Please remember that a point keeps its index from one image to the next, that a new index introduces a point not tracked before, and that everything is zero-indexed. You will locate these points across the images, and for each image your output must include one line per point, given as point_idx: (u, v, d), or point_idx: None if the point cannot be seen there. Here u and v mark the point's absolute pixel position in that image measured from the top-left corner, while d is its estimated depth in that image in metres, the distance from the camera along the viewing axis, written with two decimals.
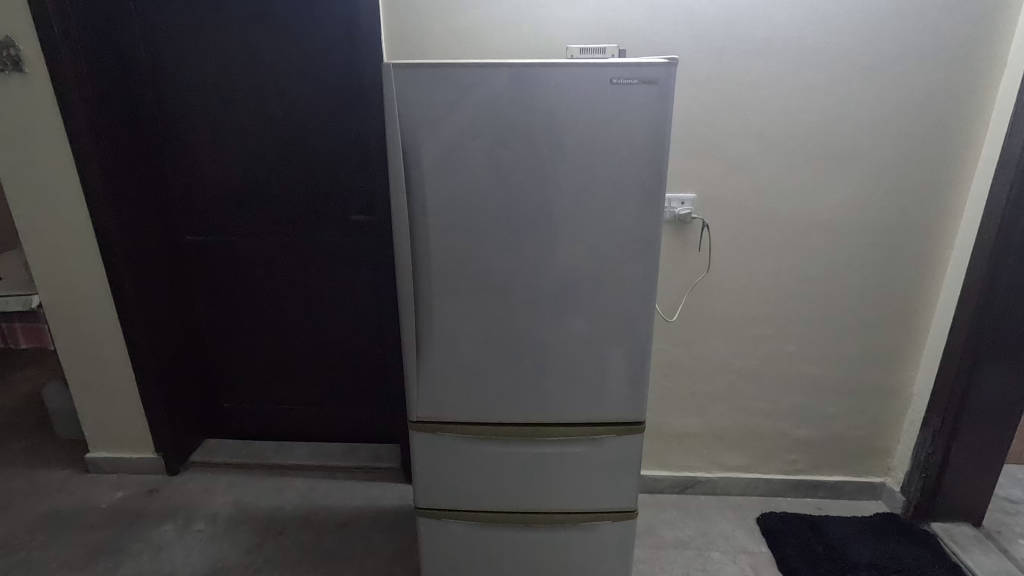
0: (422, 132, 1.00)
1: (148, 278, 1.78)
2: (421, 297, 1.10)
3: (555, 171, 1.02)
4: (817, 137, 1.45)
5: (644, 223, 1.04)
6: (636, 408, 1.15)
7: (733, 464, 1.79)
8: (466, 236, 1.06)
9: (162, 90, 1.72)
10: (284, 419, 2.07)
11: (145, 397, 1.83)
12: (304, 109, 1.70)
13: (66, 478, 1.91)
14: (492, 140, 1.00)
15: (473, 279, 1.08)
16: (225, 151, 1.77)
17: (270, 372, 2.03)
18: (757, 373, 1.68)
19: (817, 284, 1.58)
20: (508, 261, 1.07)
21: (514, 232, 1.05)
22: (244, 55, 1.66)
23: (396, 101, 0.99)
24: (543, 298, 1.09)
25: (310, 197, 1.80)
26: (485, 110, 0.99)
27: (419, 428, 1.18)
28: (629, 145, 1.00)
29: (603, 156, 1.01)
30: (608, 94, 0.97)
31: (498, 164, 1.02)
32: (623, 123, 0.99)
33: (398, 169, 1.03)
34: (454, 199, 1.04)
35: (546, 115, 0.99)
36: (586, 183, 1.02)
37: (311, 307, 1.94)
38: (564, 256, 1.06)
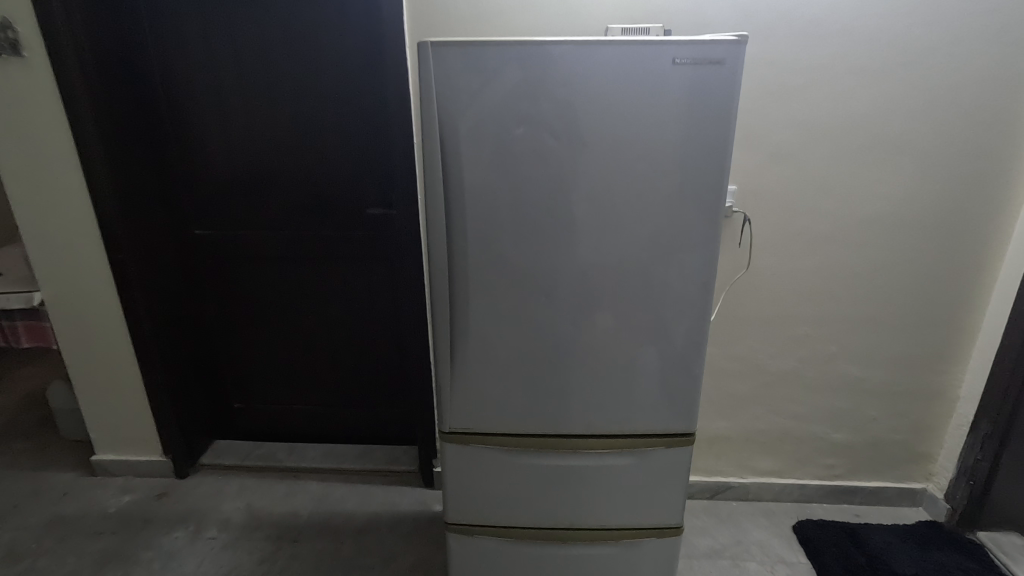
0: (461, 117, 0.92)
1: (155, 274, 1.70)
2: (456, 300, 1.02)
3: (608, 161, 0.93)
4: (872, 125, 1.36)
5: (706, 220, 0.96)
6: (684, 418, 1.08)
7: (767, 470, 1.71)
8: (508, 233, 0.97)
9: (169, 75, 1.63)
10: (297, 421, 2.00)
11: (153, 397, 1.76)
12: (320, 96, 1.61)
13: (72, 481, 1.84)
14: (538, 128, 0.92)
15: (513, 280, 1.00)
16: (236, 140, 1.68)
17: (284, 372, 1.96)
18: (795, 374, 1.60)
19: (863, 280, 1.49)
20: (554, 260, 0.99)
21: (560, 228, 0.97)
22: (256, 38, 1.57)
23: (432, 83, 0.91)
24: (586, 300, 1.01)
25: (326, 190, 1.71)
26: (530, 92, 0.90)
27: (451, 438, 1.10)
28: (693, 132, 0.91)
29: (664, 145, 0.92)
30: (671, 75, 0.89)
31: (545, 154, 0.93)
32: (687, 107, 0.90)
33: (433, 159, 0.95)
34: (495, 192, 0.95)
35: (600, 99, 0.90)
36: (642, 175, 0.94)
37: (326, 303, 1.87)
38: (616, 256, 0.98)
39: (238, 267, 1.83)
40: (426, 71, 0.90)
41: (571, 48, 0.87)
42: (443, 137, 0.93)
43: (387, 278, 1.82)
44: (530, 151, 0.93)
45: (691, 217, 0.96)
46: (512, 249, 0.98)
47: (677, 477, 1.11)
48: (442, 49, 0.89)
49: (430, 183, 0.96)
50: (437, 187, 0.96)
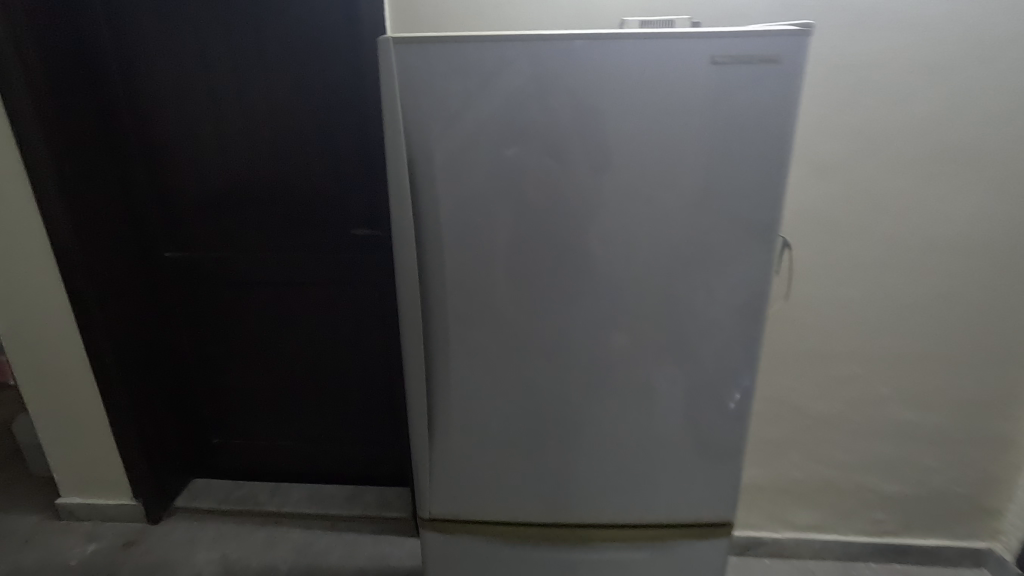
0: (431, 133, 0.80)
1: (120, 301, 1.54)
2: (434, 342, 0.90)
3: (607, 179, 0.80)
4: (936, 134, 1.15)
5: (724, 243, 0.83)
6: (700, 471, 0.97)
7: (805, 524, 1.50)
8: (491, 265, 0.85)
9: (132, 82, 1.46)
10: (282, 459, 1.83)
11: (119, 435, 1.60)
12: (299, 103, 1.44)
13: (35, 526, 1.69)
14: (523, 143, 0.79)
15: (498, 317, 0.88)
16: (207, 152, 1.51)
17: (267, 406, 1.79)
18: (839, 419, 1.39)
19: (922, 312, 1.28)
20: (545, 295, 0.86)
21: (552, 261, 0.84)
22: (227, 40, 1.40)
23: (394, 93, 0.78)
24: (588, 349, 0.89)
25: (308, 208, 1.54)
26: (512, 101, 0.77)
27: (433, 492, 1.00)
28: (708, 140, 0.78)
29: (674, 158, 0.79)
30: (679, 72, 0.75)
31: (531, 172, 0.81)
32: (700, 112, 0.76)
33: (401, 182, 0.82)
34: (476, 219, 0.83)
35: (594, 107, 0.77)
36: (647, 196, 0.81)
37: (311, 332, 1.69)
38: (618, 288, 0.86)
39: (215, 293, 1.67)
40: (387, 80, 0.78)
41: (558, 47, 0.74)
42: (410, 156, 0.81)
43: (377, 305, 1.64)
44: (514, 169, 0.80)
45: (705, 240, 0.83)
46: (497, 283, 0.86)
47: (687, 540, 1.01)
48: (405, 53, 0.76)
49: (397, 210, 0.84)
50: (407, 214, 0.84)
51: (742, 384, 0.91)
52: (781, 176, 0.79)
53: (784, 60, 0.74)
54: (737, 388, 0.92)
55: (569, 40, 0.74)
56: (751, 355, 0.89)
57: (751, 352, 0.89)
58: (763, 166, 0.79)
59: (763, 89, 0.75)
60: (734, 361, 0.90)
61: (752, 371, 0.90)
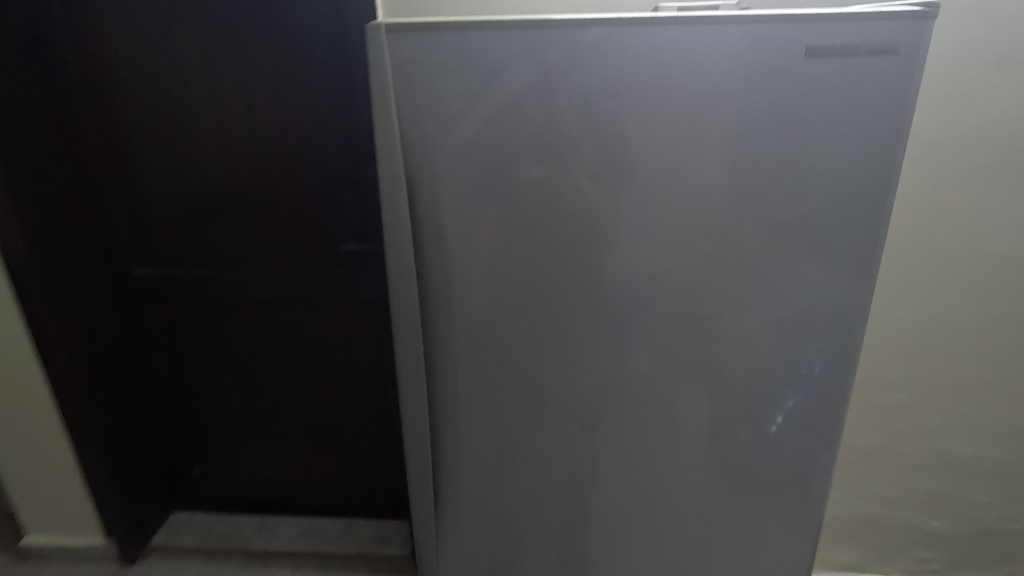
0: (428, 150, 0.67)
1: (86, 324, 1.39)
2: (438, 392, 0.78)
3: (637, 199, 0.68)
4: (1006, 136, 1.01)
5: (773, 268, 0.71)
6: (741, 527, 0.85)
7: (843, 562, 1.37)
8: (503, 301, 0.73)
9: (96, 86, 1.32)
10: (269, 490, 1.68)
11: (88, 471, 1.44)
12: (283, 106, 1.30)
13: None
14: (535, 156, 0.66)
15: (510, 364, 0.75)
16: (180, 160, 1.37)
17: (252, 432, 1.64)
18: (883, 451, 1.25)
19: (983, 335, 1.14)
20: (567, 335, 0.74)
21: (568, 290, 0.72)
22: (202, 39, 1.27)
23: (386, 104, 0.65)
24: (613, 390, 0.77)
25: (291, 218, 1.40)
26: (520, 105, 0.64)
27: (440, 556, 0.88)
28: (752, 147, 0.66)
29: (715, 172, 0.67)
30: (713, 67, 0.63)
31: (545, 190, 0.68)
32: (742, 115, 0.65)
33: (398, 211, 0.69)
34: (484, 249, 0.71)
35: (617, 113, 0.65)
36: (683, 218, 0.69)
37: (298, 352, 1.55)
38: (650, 325, 0.73)
39: (193, 314, 1.52)
40: (376, 88, 0.65)
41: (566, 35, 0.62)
42: (407, 178, 0.68)
43: (370, 322, 1.50)
44: (525, 186, 0.68)
45: (750, 258, 0.71)
46: (510, 321, 0.74)
47: None
48: (394, 55, 0.63)
49: (392, 243, 0.71)
50: (406, 246, 0.71)
51: (786, 409, 0.79)
52: (837, 185, 0.68)
53: (839, 48, 0.63)
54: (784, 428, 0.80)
55: (583, 27, 0.61)
56: (799, 387, 0.78)
57: (800, 385, 0.77)
58: (820, 171, 0.67)
59: (814, 80, 0.64)
60: (780, 396, 0.78)
61: (799, 400, 0.78)
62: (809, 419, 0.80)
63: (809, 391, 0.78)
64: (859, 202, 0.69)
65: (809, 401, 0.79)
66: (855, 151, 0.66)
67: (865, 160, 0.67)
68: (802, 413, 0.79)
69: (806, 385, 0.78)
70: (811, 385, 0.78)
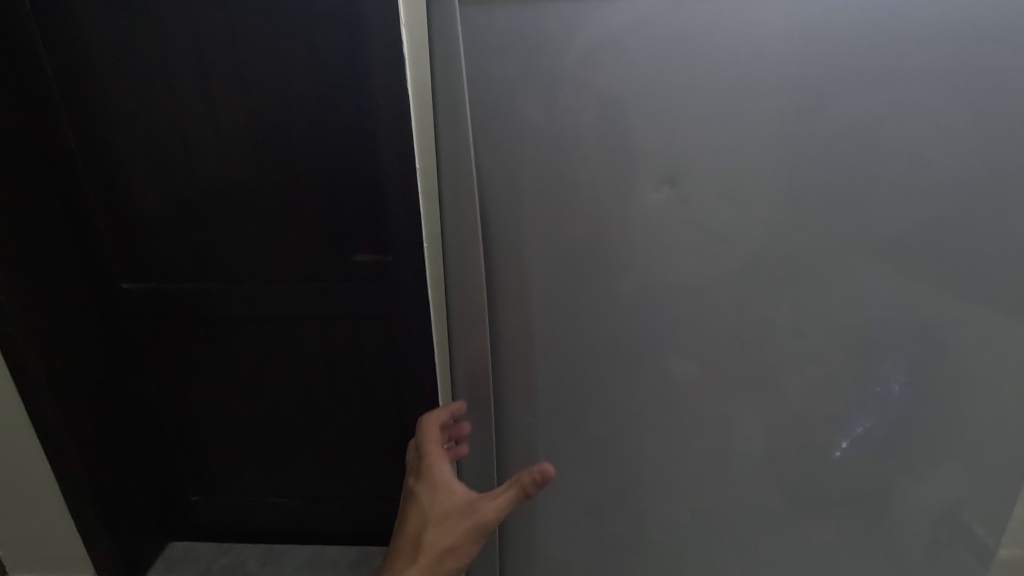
0: (500, 167, 0.52)
1: (70, 342, 1.27)
2: (506, 462, 0.62)
3: (725, 222, 0.51)
4: None
5: (886, 305, 0.54)
6: None
7: None
8: (587, 354, 0.56)
9: (74, 85, 1.21)
10: (275, 516, 1.57)
11: (74, 504, 1.32)
12: (288, 106, 1.20)
13: None
14: (584, 165, 0.50)
15: (566, 425, 0.60)
16: (174, 164, 1.27)
17: (253, 455, 1.52)
18: None
19: None
20: (661, 394, 0.57)
21: (598, 304, 0.55)
22: (196, 37, 1.16)
23: (457, 111, 0.51)
24: (643, 422, 0.59)
25: (296, 223, 1.29)
26: (532, 95, 0.49)
27: None
28: (844, 145, 0.49)
29: (806, 188, 0.50)
30: (792, 45, 0.47)
31: (579, 209, 0.52)
32: (836, 109, 0.48)
33: (468, 248, 0.54)
34: (553, 289, 0.54)
35: (687, 111, 0.48)
36: (762, 241, 0.52)
37: (303, 368, 1.43)
38: (724, 379, 0.57)
39: (186, 331, 1.40)
40: (444, 91, 0.50)
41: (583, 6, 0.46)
42: (490, 209, 0.53)
43: (382, 336, 1.37)
44: (545, 181, 0.51)
45: (822, 254, 0.52)
46: (590, 379, 0.57)
47: None
48: (468, 46, 0.49)
49: (457, 288, 0.56)
50: (483, 293, 0.55)
51: (856, 435, 0.58)
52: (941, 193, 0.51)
53: (1002, 28, 0.46)
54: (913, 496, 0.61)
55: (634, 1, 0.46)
56: (874, 409, 0.58)
57: (875, 407, 0.58)
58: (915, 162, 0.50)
59: (924, 65, 0.47)
60: (850, 422, 0.58)
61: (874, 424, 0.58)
62: (926, 474, 0.60)
63: (891, 415, 0.58)
64: (967, 216, 0.52)
65: (888, 425, 0.58)
66: (965, 162, 0.50)
67: (971, 161, 0.50)
68: (875, 438, 0.59)
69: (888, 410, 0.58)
70: (884, 407, 0.58)
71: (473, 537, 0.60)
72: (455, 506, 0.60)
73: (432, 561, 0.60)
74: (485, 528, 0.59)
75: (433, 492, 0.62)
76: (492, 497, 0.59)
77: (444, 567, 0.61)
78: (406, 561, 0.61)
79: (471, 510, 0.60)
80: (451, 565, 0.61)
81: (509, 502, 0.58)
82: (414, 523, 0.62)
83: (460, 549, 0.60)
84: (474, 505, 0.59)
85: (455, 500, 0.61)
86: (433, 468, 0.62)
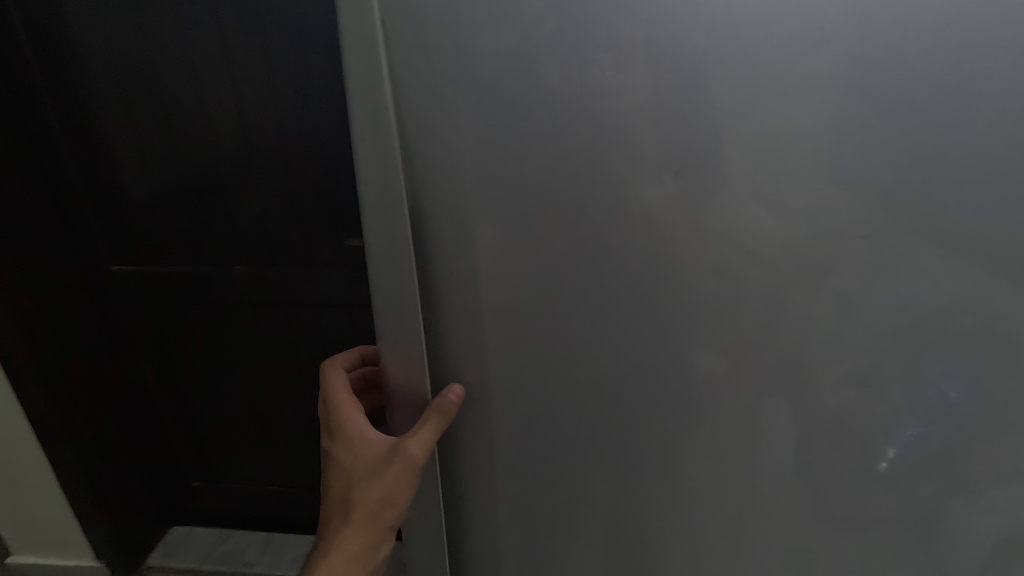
0: (474, 182, 0.43)
1: (60, 328, 1.24)
2: (471, 510, 0.54)
3: (803, 248, 0.42)
4: None
5: (985, 334, 0.43)
6: None
7: None
8: (596, 362, 0.46)
9: (55, 65, 1.16)
10: (273, 505, 1.53)
11: (69, 489, 1.31)
12: (276, 82, 1.11)
13: None
14: (630, 178, 0.41)
15: (615, 488, 0.50)
16: (159, 142, 1.20)
17: (250, 443, 1.48)
18: None
19: None
20: (720, 448, 0.48)
21: (598, 292, 0.44)
22: (177, 10, 1.09)
23: (438, 99, 0.41)
24: (633, 418, 0.48)
25: (289, 205, 1.20)
26: (550, 72, 0.39)
27: None
28: (943, 152, 0.40)
29: (886, 192, 0.41)
30: (877, 20, 0.37)
31: (629, 230, 0.43)
32: (936, 108, 0.39)
33: (399, 283, 0.46)
34: (585, 328, 0.45)
35: (751, 116, 0.39)
36: (854, 270, 0.43)
37: (298, 357, 1.37)
38: (795, 433, 0.47)
39: (179, 315, 1.36)
40: None
41: None
42: (455, 232, 0.45)
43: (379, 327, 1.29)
44: (546, 162, 0.41)
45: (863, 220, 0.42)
46: (620, 411, 0.48)
47: None
48: (405, 39, 0.40)
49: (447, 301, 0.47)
50: (457, 326, 0.48)
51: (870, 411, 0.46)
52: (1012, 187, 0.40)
53: None
54: (966, 528, 0.49)
55: None
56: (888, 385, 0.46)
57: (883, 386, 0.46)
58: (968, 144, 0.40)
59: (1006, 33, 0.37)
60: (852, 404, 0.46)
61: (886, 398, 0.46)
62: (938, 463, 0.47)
63: (909, 391, 0.46)
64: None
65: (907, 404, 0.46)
66: None
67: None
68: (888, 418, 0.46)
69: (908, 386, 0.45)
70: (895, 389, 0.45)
71: (404, 480, 0.51)
72: (379, 454, 0.52)
73: (370, 514, 0.53)
74: (414, 468, 0.50)
75: (357, 447, 0.53)
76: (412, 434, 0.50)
77: (386, 519, 0.53)
78: (345, 520, 0.54)
79: (394, 452, 0.51)
80: (391, 517, 0.53)
81: (430, 435, 0.49)
82: (343, 484, 0.54)
83: (396, 499, 0.52)
84: (397, 445, 0.50)
85: (378, 447, 0.52)
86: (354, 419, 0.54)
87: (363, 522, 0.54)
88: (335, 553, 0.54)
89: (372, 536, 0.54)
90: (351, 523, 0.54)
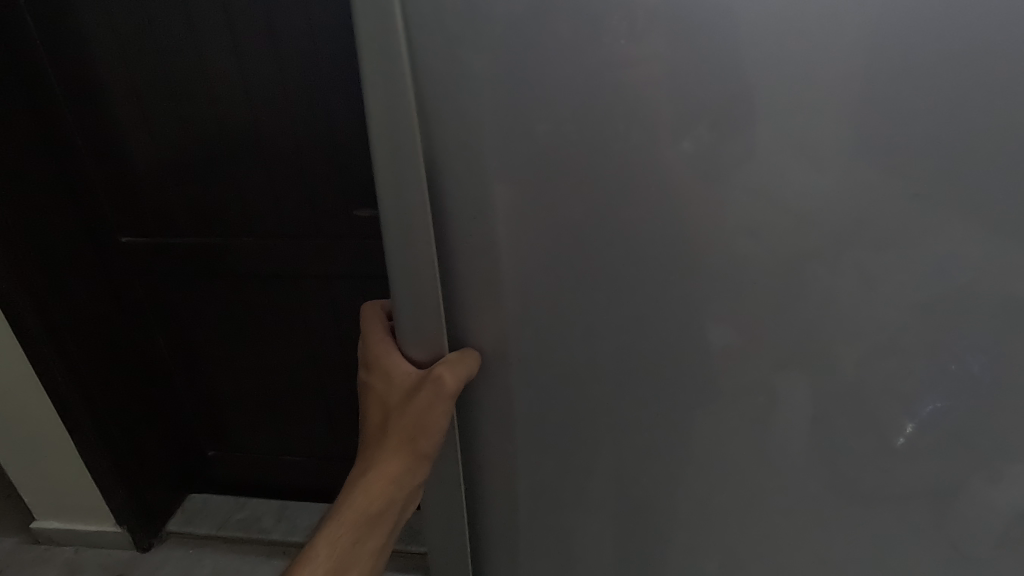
0: (478, 143, 0.40)
1: (73, 305, 1.24)
2: (479, 473, 0.53)
3: (835, 207, 0.40)
4: None
5: (1007, 305, 0.41)
6: None
7: None
8: (610, 334, 0.45)
9: (54, 34, 1.12)
10: (285, 474, 1.55)
11: (90, 462, 1.35)
12: (274, 53, 1.08)
13: (23, 558, 1.53)
14: (647, 137, 0.39)
15: (626, 459, 0.49)
16: (160, 114, 1.17)
17: (261, 414, 1.49)
18: None
19: None
20: (739, 417, 0.46)
21: (614, 258, 0.42)
22: None
23: (434, 62, 0.39)
24: (658, 383, 0.46)
25: (292, 177, 1.19)
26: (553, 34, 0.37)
27: None
28: (990, 101, 0.36)
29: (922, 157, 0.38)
30: None
31: (643, 191, 0.40)
32: (990, 48, 0.35)
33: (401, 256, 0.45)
34: (607, 291, 0.43)
35: (785, 68, 0.36)
36: (879, 235, 0.40)
37: (305, 331, 1.37)
38: (819, 406, 0.46)
39: (189, 287, 1.36)
40: None
41: None
42: (463, 196, 0.42)
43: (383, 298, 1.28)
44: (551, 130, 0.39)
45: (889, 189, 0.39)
46: (634, 381, 0.46)
47: None
48: None
49: (453, 268, 0.45)
50: (461, 295, 0.46)
51: (885, 392, 0.45)
52: None
53: None
54: (989, 497, 0.47)
55: None
56: (906, 365, 0.44)
57: (896, 367, 0.44)
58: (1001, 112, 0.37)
59: None
60: (862, 385, 0.44)
61: (898, 381, 0.44)
62: (946, 440, 0.45)
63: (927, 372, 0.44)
64: None
65: (924, 383, 0.44)
66: None
67: None
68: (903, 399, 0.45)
69: (925, 368, 0.43)
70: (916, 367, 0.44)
71: (438, 409, 0.48)
72: (411, 384, 0.49)
73: (403, 441, 0.51)
74: (448, 398, 0.47)
75: (387, 377, 0.51)
76: (448, 363, 0.47)
77: (421, 446, 0.50)
78: (381, 447, 0.52)
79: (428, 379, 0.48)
80: (427, 447, 0.50)
81: (464, 367, 0.47)
82: (377, 413, 0.52)
83: (431, 430, 0.50)
84: (430, 374, 0.48)
85: (409, 380, 0.49)
86: (385, 352, 0.51)
87: (398, 448, 0.51)
88: (370, 477, 0.52)
89: (404, 465, 0.51)
90: (387, 449, 0.52)
